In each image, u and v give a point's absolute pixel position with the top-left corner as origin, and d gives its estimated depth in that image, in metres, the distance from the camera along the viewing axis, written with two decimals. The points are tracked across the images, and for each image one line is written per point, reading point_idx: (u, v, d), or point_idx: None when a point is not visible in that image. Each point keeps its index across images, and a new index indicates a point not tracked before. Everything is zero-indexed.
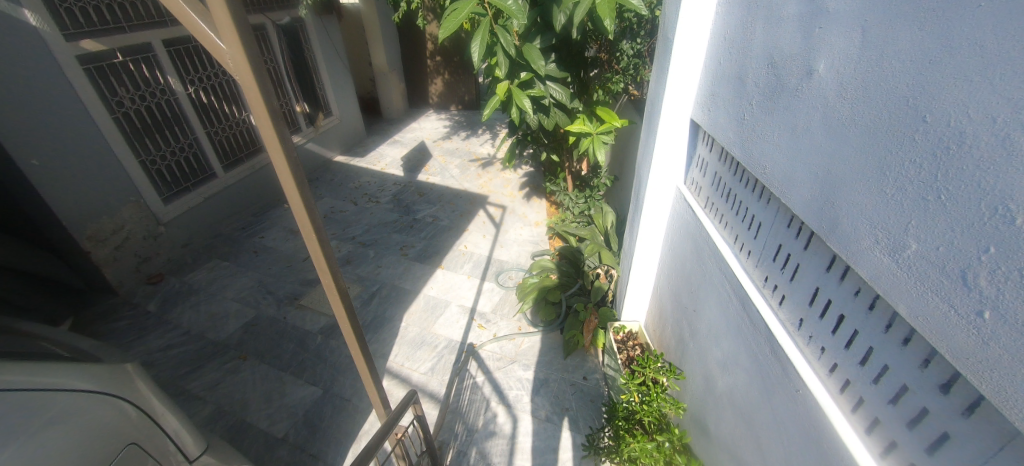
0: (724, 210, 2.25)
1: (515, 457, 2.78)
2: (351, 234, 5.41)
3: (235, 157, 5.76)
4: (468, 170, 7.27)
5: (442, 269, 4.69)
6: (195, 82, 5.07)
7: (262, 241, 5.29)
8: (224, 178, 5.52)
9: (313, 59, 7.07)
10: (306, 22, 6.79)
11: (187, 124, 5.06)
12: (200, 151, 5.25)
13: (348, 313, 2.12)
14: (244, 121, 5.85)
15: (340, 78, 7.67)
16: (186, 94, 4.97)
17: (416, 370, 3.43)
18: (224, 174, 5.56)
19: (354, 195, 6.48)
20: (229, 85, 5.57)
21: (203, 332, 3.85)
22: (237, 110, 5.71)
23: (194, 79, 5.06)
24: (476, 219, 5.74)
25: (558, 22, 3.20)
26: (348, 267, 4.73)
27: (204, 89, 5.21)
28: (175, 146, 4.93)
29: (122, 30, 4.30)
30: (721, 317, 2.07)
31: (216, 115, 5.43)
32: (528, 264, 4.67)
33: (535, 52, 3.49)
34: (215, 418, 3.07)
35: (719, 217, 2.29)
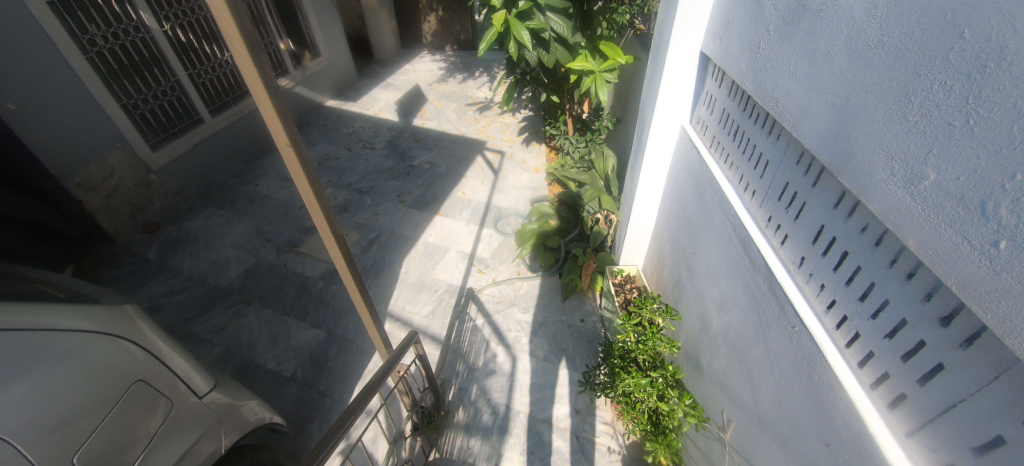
0: (730, 149, 2.15)
1: (514, 392, 2.91)
2: (347, 181, 5.30)
3: (220, 101, 5.50)
4: (465, 115, 6.99)
5: (440, 216, 4.64)
6: (169, 17, 4.68)
7: (257, 189, 5.20)
8: (212, 123, 5.31)
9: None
10: None
11: (167, 65, 4.76)
12: (183, 94, 4.99)
13: (347, 257, 2.08)
14: (225, 62, 5.49)
15: (327, 14, 7.14)
16: (162, 31, 4.62)
17: (417, 313, 3.51)
18: (212, 119, 5.34)
19: (348, 141, 6.28)
20: (207, 21, 5.17)
21: (205, 278, 3.89)
22: (215, 49, 5.33)
23: (168, 14, 4.66)
24: (474, 165, 5.60)
25: None
26: (346, 214, 4.68)
27: (180, 26, 4.82)
28: (156, 89, 4.67)
29: None
30: (721, 258, 2.06)
31: (197, 55, 5.10)
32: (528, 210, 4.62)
33: None
34: (225, 358, 3.18)
35: (724, 157, 2.20)
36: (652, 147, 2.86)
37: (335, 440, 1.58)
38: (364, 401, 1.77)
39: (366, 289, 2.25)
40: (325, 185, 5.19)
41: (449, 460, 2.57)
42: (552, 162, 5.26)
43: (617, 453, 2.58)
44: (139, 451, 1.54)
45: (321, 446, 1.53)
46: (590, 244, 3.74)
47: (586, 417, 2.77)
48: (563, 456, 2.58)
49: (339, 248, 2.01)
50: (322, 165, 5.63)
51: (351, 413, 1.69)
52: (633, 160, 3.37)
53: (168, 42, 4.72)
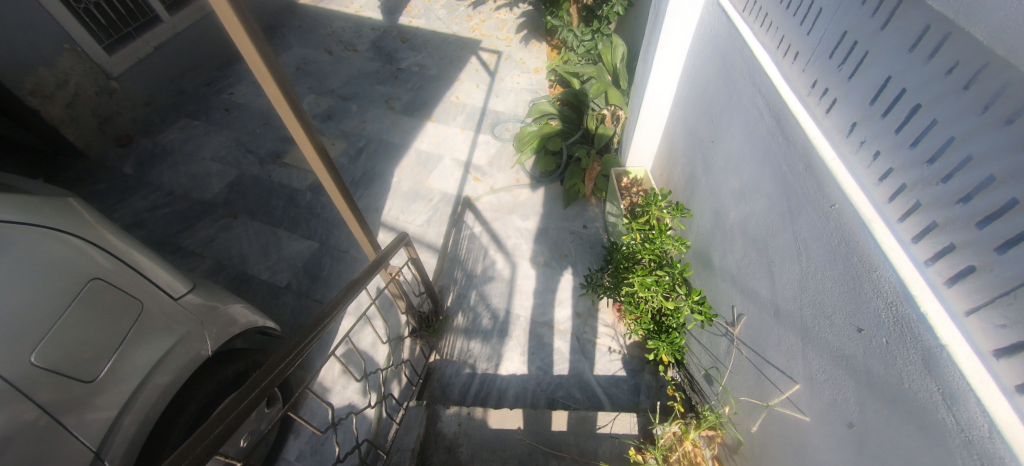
0: (768, 6, 1.75)
1: (514, 297, 2.85)
2: (329, 87, 4.83)
3: None
4: (456, 10, 6.17)
5: (432, 122, 4.28)
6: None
7: (232, 98, 4.77)
8: (172, 23, 4.67)
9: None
10: None
11: None
12: None
13: (314, 141, 1.69)
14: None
15: None
16: None
17: (412, 222, 3.35)
18: (171, 18, 4.67)
19: (328, 43, 5.63)
20: None
21: (188, 193, 3.72)
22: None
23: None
24: (468, 67, 5.05)
25: None
26: (330, 123, 4.32)
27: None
28: None
29: None
30: (745, 142, 1.77)
31: None
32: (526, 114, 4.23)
33: None
34: (217, 269, 3.11)
35: (761, 18, 1.81)
36: (675, 16, 2.35)
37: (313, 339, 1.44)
38: (345, 300, 1.61)
39: (345, 183, 1.91)
40: (306, 92, 4.74)
41: (449, 361, 2.58)
42: (554, 59, 4.70)
43: (618, 352, 2.57)
44: (111, 353, 1.44)
45: (299, 342, 1.39)
46: (594, 148, 3.45)
47: (587, 320, 2.73)
48: (563, 355, 2.58)
49: (302, 124, 1.57)
50: (301, 70, 5.09)
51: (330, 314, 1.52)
52: (650, 38, 2.82)
53: None
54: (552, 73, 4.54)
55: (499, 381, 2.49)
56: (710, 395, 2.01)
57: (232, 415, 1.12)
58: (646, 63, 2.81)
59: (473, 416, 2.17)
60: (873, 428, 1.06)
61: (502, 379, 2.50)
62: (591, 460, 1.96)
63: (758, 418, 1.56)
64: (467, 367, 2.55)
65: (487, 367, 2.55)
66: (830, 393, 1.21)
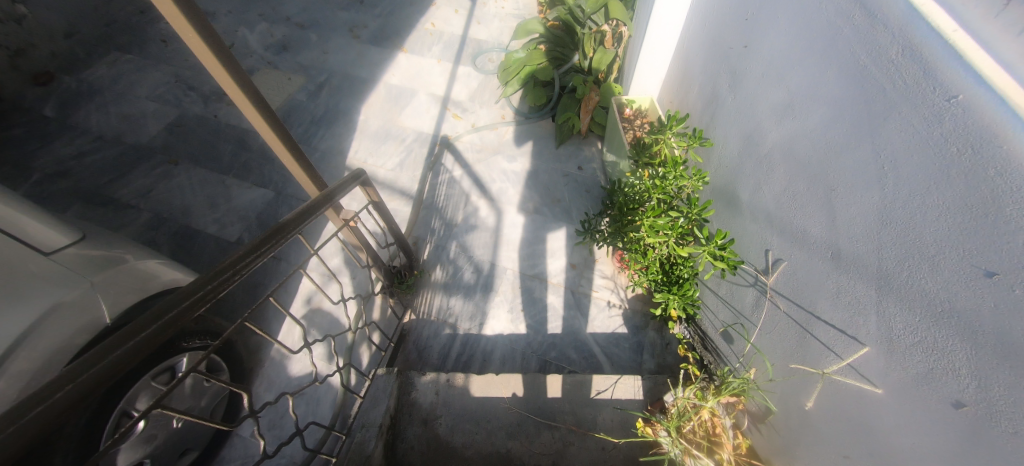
0: None
1: (499, 248, 2.49)
2: (284, 14, 4.13)
3: None
4: None
5: (404, 53, 3.67)
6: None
7: (169, 28, 4.06)
8: None
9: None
10: None
11: None
12: None
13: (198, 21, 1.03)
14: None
15: None
16: None
17: (382, 166, 2.90)
18: None
19: None
20: None
21: (119, 137, 3.21)
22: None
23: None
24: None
25: None
26: (285, 55, 3.69)
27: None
28: None
29: None
30: (800, 38, 1.32)
31: None
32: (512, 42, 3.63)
33: None
34: (156, 224, 2.69)
35: None
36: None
37: (221, 286, 0.98)
38: (274, 244, 1.13)
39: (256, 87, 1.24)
40: (256, 20, 4.04)
41: (426, 321, 2.25)
42: None
43: (618, 307, 2.27)
44: None
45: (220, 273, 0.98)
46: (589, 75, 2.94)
47: (583, 272, 2.40)
48: (556, 312, 2.27)
49: None
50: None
51: (220, 284, 0.97)
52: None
53: None
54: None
55: (484, 343, 2.19)
56: (730, 357, 1.72)
57: (84, 380, 0.72)
58: None
59: (453, 384, 1.86)
60: (1000, 410, 0.75)
61: (487, 339, 2.20)
62: (589, 431, 1.70)
63: (814, 391, 1.20)
64: (448, 328, 2.23)
65: (470, 327, 2.23)
66: (927, 361, 0.88)
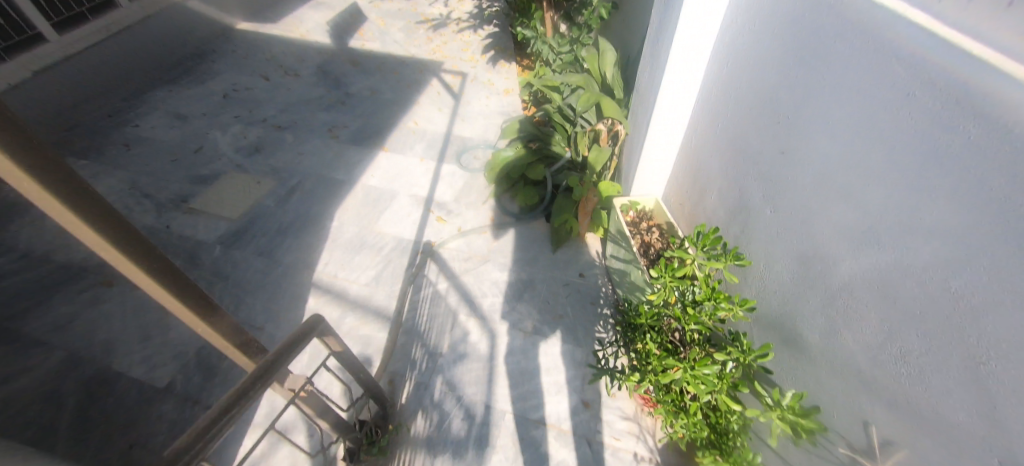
0: None
1: (494, 384, 2.05)
2: (261, 116, 3.86)
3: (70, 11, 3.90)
4: (416, 33, 5.11)
5: (386, 152, 3.41)
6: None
7: (136, 131, 3.76)
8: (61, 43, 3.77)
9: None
10: None
11: None
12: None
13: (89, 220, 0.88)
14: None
15: None
16: None
17: (355, 282, 2.51)
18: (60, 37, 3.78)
19: (265, 67, 4.64)
20: None
21: (49, 254, 2.77)
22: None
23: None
24: (428, 91, 4.03)
25: None
26: (256, 157, 3.41)
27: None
28: None
29: None
30: (876, 155, 1.05)
31: None
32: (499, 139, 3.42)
33: None
34: (67, 368, 2.17)
35: None
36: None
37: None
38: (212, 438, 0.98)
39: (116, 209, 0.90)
40: (229, 122, 3.80)
41: None
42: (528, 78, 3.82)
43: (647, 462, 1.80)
44: None
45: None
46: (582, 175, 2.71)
47: (598, 413, 1.95)
48: None
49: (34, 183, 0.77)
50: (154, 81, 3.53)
51: None
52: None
53: None
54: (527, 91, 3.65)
55: None
56: None
57: None
58: (654, 62, 2.03)
59: None
60: None
61: None
62: None
63: None
64: None
65: None
66: None
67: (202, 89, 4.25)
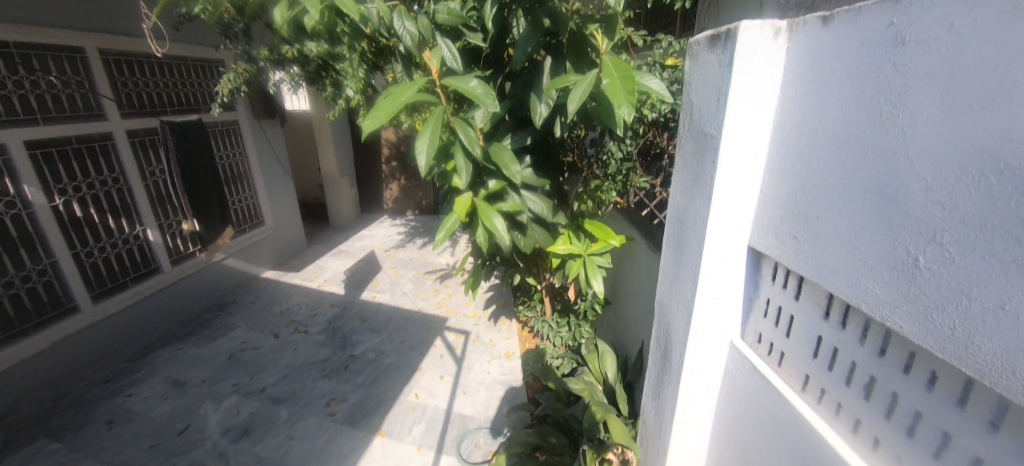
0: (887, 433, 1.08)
1: None
2: (260, 384, 3.82)
3: (115, 282, 4.16)
4: (423, 284, 5.69)
5: (381, 437, 3.22)
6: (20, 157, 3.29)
7: (125, 403, 3.62)
8: (90, 314, 3.92)
9: (225, 151, 5.11)
10: (240, 123, 5.36)
11: (45, 243, 3.56)
12: (59, 278, 3.70)
13: None
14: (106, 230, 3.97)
15: (280, 182, 6.21)
16: (48, 206, 3.50)
17: None
18: (95, 307, 3.98)
19: (278, 322, 4.86)
20: (127, 193, 4.13)
21: None
22: (114, 225, 4.03)
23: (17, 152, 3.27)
24: (431, 352, 4.23)
25: (539, 115, 1.67)
26: (243, 443, 3.20)
27: (48, 178, 3.49)
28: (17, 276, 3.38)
29: (36, 122, 3.39)
30: None
31: (95, 231, 3.91)
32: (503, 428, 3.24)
33: (507, 154, 1.89)
34: None
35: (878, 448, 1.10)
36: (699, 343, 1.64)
37: None
38: None
39: None
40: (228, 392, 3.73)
41: None
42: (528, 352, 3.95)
43: None
44: None
45: None
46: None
47: None
48: None
49: None
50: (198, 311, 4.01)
51: None
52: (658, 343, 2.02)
53: (55, 218, 3.57)
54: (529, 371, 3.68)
55: None
56: None
57: None
58: (658, 409, 2.00)
59: None
60: None
61: None
62: None
63: None
64: None
65: None
66: None
67: (210, 349, 4.33)
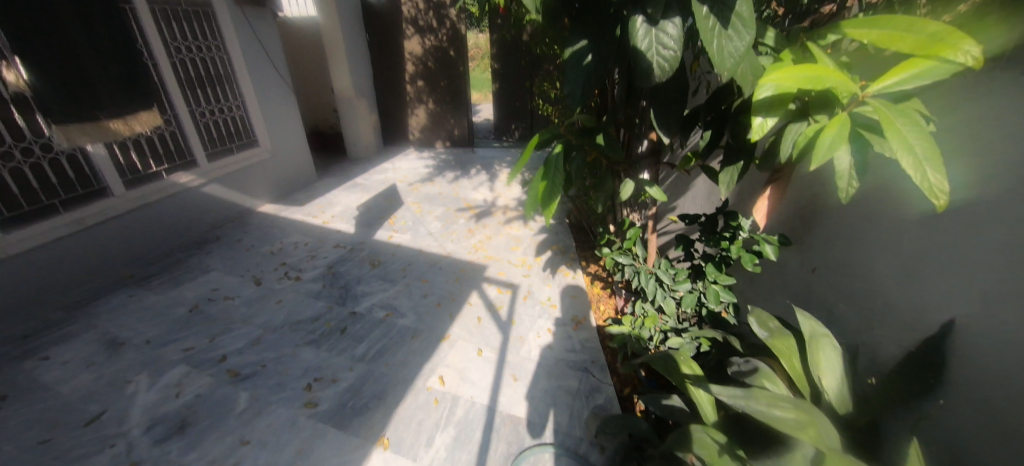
0: None
1: None
2: (223, 348, 2.49)
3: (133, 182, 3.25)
4: (455, 222, 3.94)
5: (384, 449, 1.90)
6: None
7: (31, 369, 2.32)
8: (74, 218, 2.88)
9: (207, 104, 3.70)
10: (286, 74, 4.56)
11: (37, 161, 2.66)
12: (29, 185, 2.66)
13: None
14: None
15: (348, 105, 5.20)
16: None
17: None
18: (71, 215, 2.88)
19: (223, 293, 2.97)
20: (174, 136, 3.50)
21: None
22: (136, 160, 3.23)
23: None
24: (464, 312, 2.77)
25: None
26: (171, 445, 1.93)
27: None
28: None
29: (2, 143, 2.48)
30: None
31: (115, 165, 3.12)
32: (588, 451, 1.89)
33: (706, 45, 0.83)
34: None
35: None
36: None
37: None
38: None
39: None
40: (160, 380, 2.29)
41: None
42: (588, 276, 3.18)
43: None
44: None
45: None
46: None
47: None
48: None
49: None
50: (98, 327, 2.64)
51: None
52: None
53: (42, 164, 2.70)
54: (604, 343, 2.54)
55: None
56: None
57: None
58: None
59: None
60: None
61: None
62: None
63: None
64: None
65: None
66: None
67: (123, 321, 2.68)
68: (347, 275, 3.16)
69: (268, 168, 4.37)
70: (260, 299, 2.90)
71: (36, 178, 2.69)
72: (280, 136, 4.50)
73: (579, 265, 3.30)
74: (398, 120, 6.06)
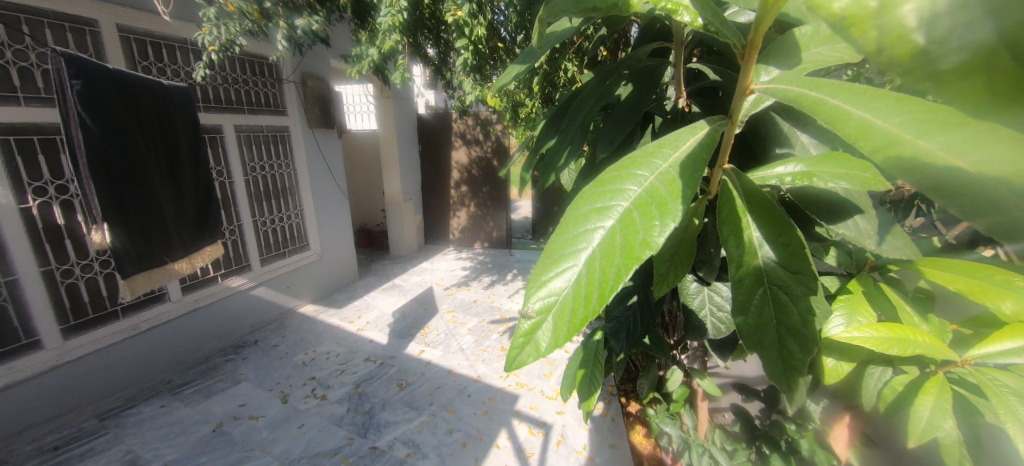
0: None
1: None
2: None
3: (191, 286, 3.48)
4: (488, 337, 3.83)
5: None
6: (23, 184, 2.48)
7: None
8: (130, 323, 3.05)
9: (269, 214, 4.06)
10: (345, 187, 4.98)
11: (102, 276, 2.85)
12: (96, 293, 2.88)
13: None
14: (29, 333, 2.61)
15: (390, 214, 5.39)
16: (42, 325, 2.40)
17: None
18: (128, 320, 3.05)
19: (249, 410, 2.92)
20: (236, 243, 3.78)
21: None
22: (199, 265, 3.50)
23: (28, 179, 2.50)
24: (491, 458, 2.52)
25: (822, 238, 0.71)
26: None
27: (38, 253, 2.58)
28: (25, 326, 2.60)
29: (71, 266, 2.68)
30: None
31: None
32: None
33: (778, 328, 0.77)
34: None
35: None
36: None
37: None
38: None
39: None
40: None
41: None
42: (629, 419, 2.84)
43: None
44: None
45: None
46: None
47: None
48: None
49: None
50: (122, 443, 2.60)
51: None
52: None
53: (107, 278, 2.90)
54: None
55: None
56: None
57: None
58: None
59: None
60: None
61: None
62: None
63: None
64: None
65: None
66: None
67: (149, 438, 2.65)
68: (373, 397, 3.05)
69: (315, 270, 4.59)
70: (283, 421, 2.81)
71: (105, 287, 2.92)
72: (331, 241, 4.80)
73: (619, 402, 3.00)
74: (439, 221, 6.35)
